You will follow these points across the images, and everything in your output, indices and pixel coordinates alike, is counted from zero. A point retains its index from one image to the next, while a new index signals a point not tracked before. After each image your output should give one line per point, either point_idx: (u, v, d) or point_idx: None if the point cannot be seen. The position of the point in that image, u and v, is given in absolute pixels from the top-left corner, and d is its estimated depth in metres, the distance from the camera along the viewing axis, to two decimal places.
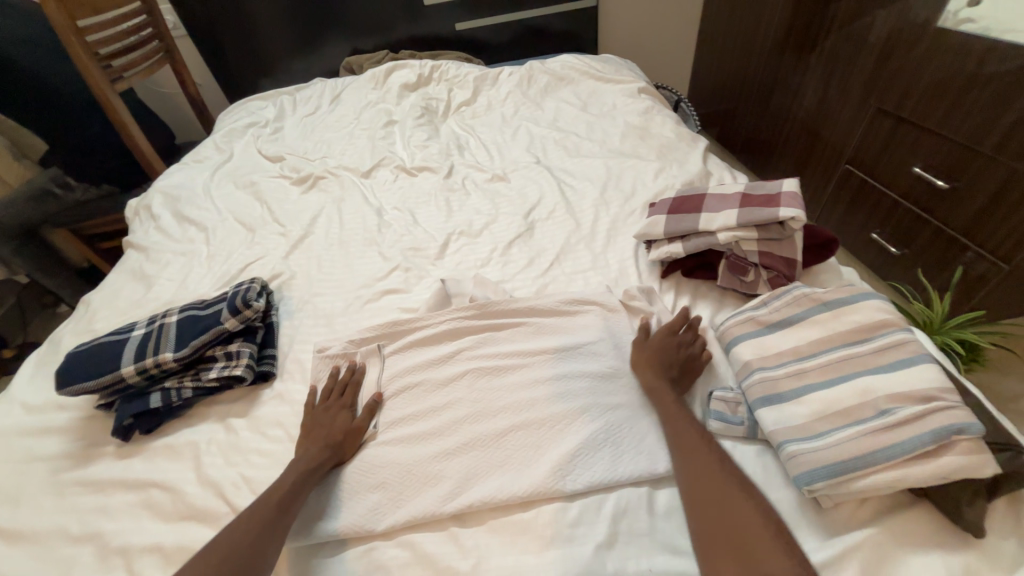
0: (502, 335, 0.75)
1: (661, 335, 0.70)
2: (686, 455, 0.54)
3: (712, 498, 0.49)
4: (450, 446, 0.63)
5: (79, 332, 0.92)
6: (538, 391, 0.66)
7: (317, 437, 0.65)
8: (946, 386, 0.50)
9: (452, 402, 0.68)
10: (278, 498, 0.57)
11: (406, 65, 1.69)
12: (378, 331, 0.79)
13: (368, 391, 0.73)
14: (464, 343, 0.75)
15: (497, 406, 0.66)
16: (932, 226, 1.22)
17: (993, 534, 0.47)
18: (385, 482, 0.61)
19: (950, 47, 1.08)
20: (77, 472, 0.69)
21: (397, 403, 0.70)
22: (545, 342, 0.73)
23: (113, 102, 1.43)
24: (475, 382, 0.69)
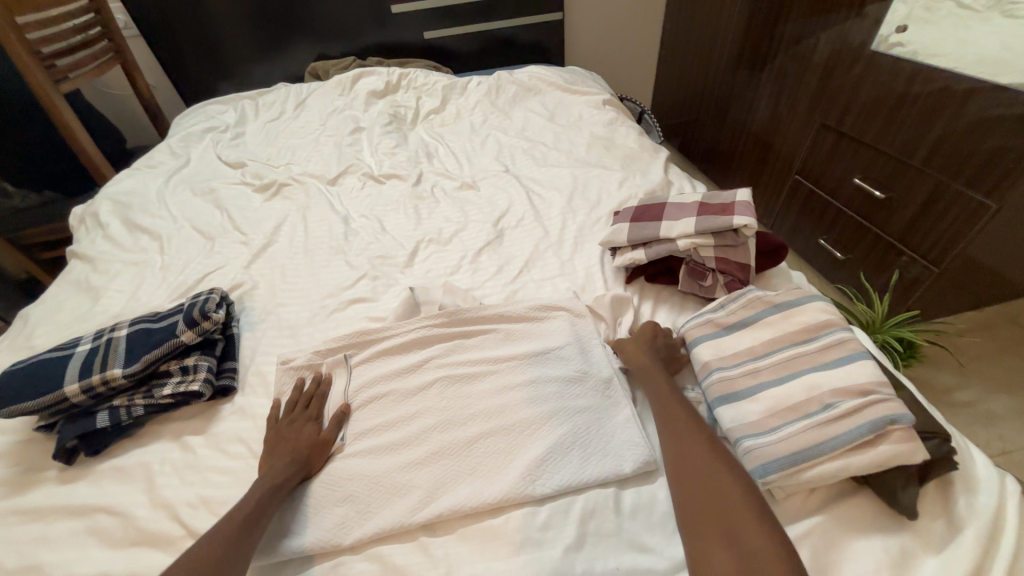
0: (471, 342, 0.76)
1: (638, 336, 0.72)
2: (677, 437, 0.57)
3: (700, 478, 0.51)
4: (419, 455, 0.62)
5: (16, 349, 0.86)
6: (507, 398, 0.67)
7: (283, 452, 0.63)
8: (881, 380, 0.54)
9: (421, 411, 0.67)
10: (241, 515, 0.55)
11: (374, 73, 1.68)
12: (345, 340, 0.78)
13: (333, 403, 0.71)
14: (433, 351, 0.75)
15: (467, 414, 0.66)
16: (872, 232, 1.31)
17: (925, 516, 0.51)
18: (353, 494, 0.60)
19: (882, 68, 1.18)
20: (13, 500, 0.64)
21: (365, 414, 0.69)
22: (513, 348, 0.74)
23: (57, 104, 1.35)
24: (445, 390, 0.69)
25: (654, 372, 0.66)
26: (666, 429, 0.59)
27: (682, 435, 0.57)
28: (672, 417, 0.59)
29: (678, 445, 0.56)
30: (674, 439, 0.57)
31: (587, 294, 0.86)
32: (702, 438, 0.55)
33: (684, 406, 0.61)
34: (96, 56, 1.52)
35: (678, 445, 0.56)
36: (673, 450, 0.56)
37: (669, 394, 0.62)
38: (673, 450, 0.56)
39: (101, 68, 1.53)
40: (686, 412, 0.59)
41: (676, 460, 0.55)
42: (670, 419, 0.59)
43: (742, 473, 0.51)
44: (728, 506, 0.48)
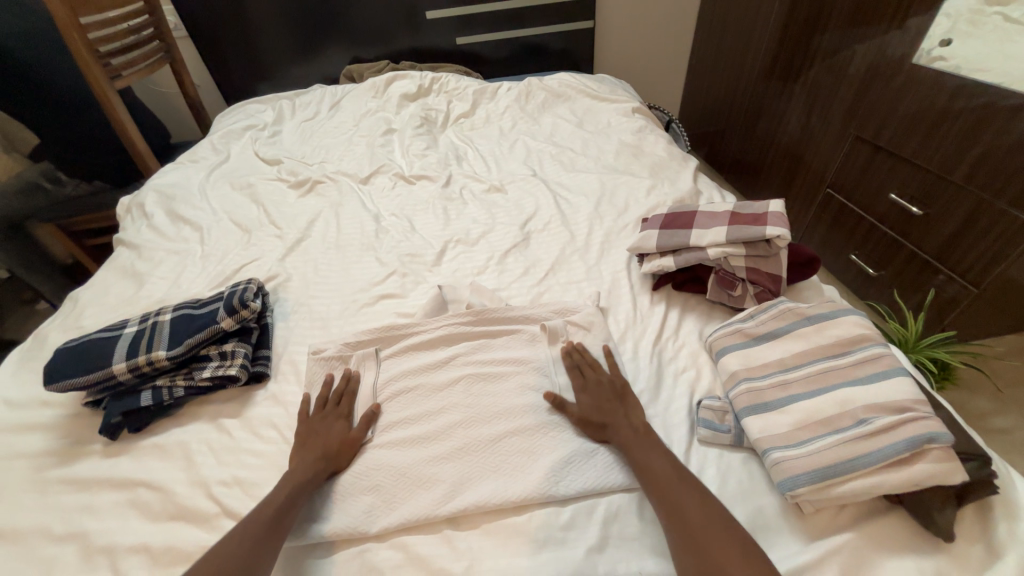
0: (498, 342, 0.77)
1: (587, 400, 0.66)
2: (645, 467, 0.57)
3: (690, 529, 0.50)
4: (445, 449, 0.64)
5: (67, 329, 0.91)
6: (531, 398, 0.68)
7: (311, 448, 0.65)
8: (919, 398, 0.53)
9: (447, 407, 0.69)
10: (278, 504, 0.57)
11: (407, 76, 1.72)
12: (374, 335, 0.80)
13: (362, 397, 0.72)
14: (460, 348, 0.76)
15: (492, 412, 0.67)
16: (907, 249, 1.28)
17: (962, 540, 0.49)
18: (379, 485, 0.61)
19: (925, 82, 1.15)
20: (61, 470, 0.67)
21: (393, 407, 0.71)
22: (539, 351, 0.75)
23: (112, 99, 1.43)
24: (472, 388, 0.71)
25: (622, 423, 0.63)
26: (643, 476, 0.57)
27: (660, 481, 0.55)
28: (648, 461, 0.57)
29: (661, 491, 0.54)
30: (656, 485, 0.55)
31: (612, 299, 0.86)
32: (683, 484, 0.54)
33: (650, 446, 0.59)
34: (148, 56, 1.60)
35: (661, 492, 0.54)
36: (639, 468, 0.57)
37: (627, 431, 0.61)
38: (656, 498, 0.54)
39: (151, 66, 1.61)
40: (662, 456, 0.58)
41: (661, 507, 0.53)
42: (646, 465, 0.57)
43: (727, 520, 0.50)
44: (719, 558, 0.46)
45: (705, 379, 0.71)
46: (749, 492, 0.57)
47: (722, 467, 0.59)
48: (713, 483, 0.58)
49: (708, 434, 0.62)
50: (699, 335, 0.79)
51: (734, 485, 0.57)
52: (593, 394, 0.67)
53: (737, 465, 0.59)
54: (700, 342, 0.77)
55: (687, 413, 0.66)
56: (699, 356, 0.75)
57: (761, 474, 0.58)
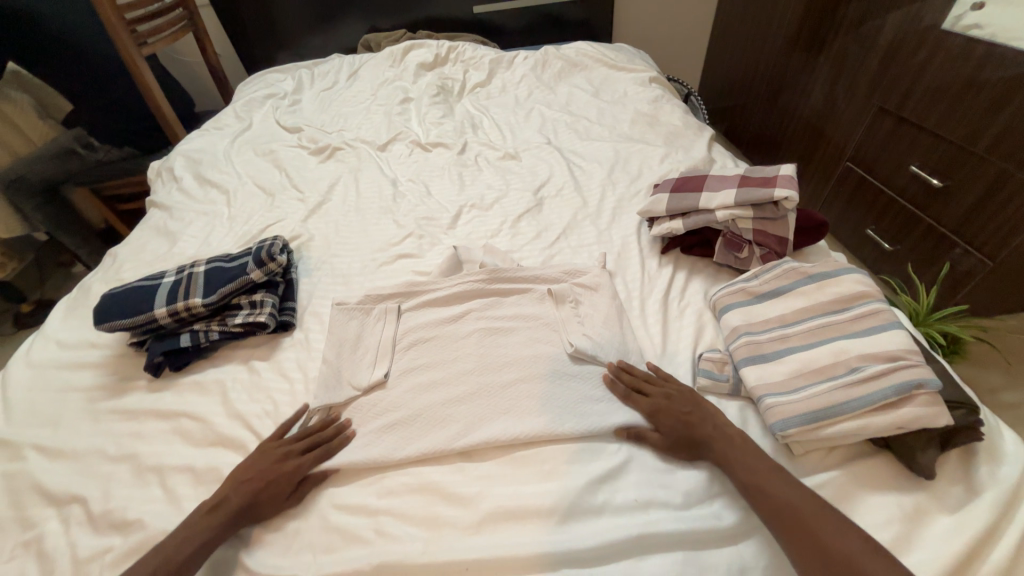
0: (508, 301, 0.81)
1: (668, 417, 0.61)
2: (765, 490, 0.51)
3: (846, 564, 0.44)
4: (456, 394, 0.68)
5: (109, 281, 0.97)
6: (541, 350, 0.72)
7: (240, 493, 0.58)
8: (911, 348, 0.55)
9: (460, 356, 0.73)
10: (189, 547, 0.53)
11: (424, 45, 1.73)
12: (394, 290, 0.84)
13: (383, 344, 0.77)
14: (473, 304, 0.80)
15: (503, 361, 0.71)
16: (925, 223, 1.26)
17: (943, 480, 0.52)
18: (398, 420, 0.66)
19: (953, 50, 1.12)
20: (112, 402, 0.74)
21: (410, 354, 0.75)
22: (549, 308, 0.78)
23: (141, 67, 1.47)
24: (485, 339, 0.75)
25: (715, 440, 0.58)
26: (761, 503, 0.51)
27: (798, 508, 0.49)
28: (765, 484, 0.52)
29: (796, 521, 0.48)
30: (779, 515, 0.49)
31: (621, 261, 0.89)
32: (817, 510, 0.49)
33: (757, 459, 0.55)
34: (172, 23, 1.63)
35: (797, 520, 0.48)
36: (758, 491, 0.52)
37: (730, 449, 0.56)
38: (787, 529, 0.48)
39: (175, 34, 1.64)
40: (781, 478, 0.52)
41: (797, 545, 0.47)
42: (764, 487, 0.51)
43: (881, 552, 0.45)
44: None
45: (707, 336, 0.74)
46: None
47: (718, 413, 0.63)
48: None
49: (708, 383, 0.65)
50: (704, 295, 0.81)
51: None
52: (675, 408, 0.62)
53: (733, 411, 0.63)
54: (705, 302, 0.79)
55: (689, 365, 0.70)
56: (703, 314, 0.77)
57: (755, 419, 0.62)
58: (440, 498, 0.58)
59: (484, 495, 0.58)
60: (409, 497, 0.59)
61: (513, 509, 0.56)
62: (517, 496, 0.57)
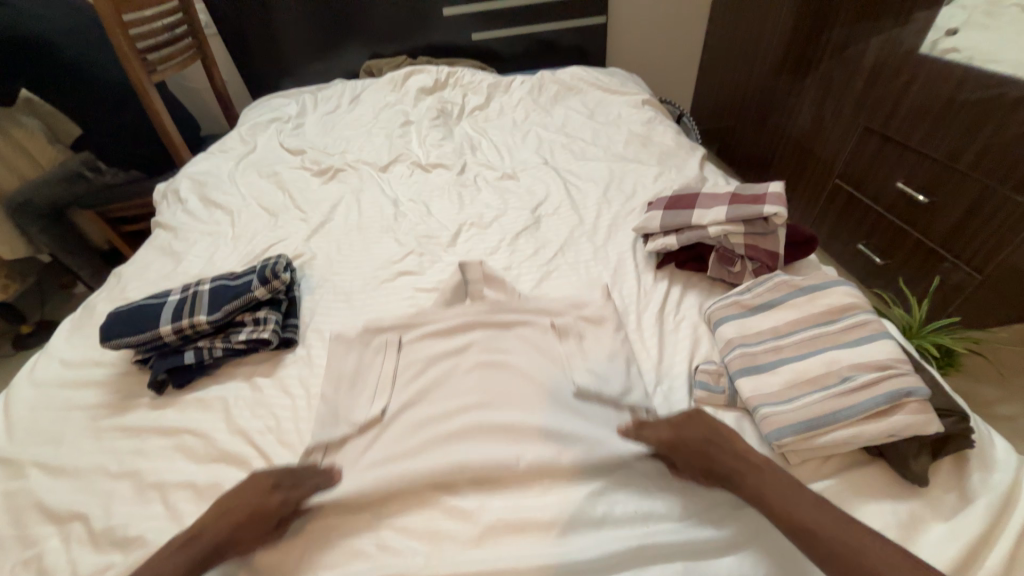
0: (512, 334, 0.79)
1: (685, 455, 0.59)
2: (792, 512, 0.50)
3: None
4: (455, 429, 0.64)
5: (113, 300, 0.99)
6: (545, 382, 0.70)
7: (217, 530, 0.55)
8: (900, 357, 0.57)
9: (464, 392, 0.70)
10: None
11: (424, 71, 1.79)
12: (395, 322, 0.82)
13: (383, 378, 0.75)
14: (476, 337, 0.78)
15: (506, 395, 0.69)
16: (914, 238, 1.29)
17: (937, 488, 0.53)
18: (396, 457, 0.62)
19: (933, 72, 1.17)
20: (114, 420, 0.75)
21: (411, 389, 0.72)
22: (550, 340, 0.76)
23: (150, 93, 1.51)
24: (485, 375, 0.73)
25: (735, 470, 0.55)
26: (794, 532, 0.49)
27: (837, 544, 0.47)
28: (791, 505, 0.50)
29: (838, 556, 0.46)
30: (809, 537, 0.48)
31: (618, 277, 0.91)
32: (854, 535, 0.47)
33: (780, 482, 0.53)
34: (182, 51, 1.69)
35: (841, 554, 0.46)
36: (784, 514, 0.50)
37: (753, 478, 0.54)
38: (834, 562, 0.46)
39: (184, 62, 1.70)
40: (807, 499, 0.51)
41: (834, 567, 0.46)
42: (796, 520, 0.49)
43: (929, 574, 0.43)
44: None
45: (703, 348, 0.75)
46: None
47: None
48: None
49: (704, 394, 0.67)
50: (699, 309, 0.83)
51: None
52: (684, 437, 0.59)
53: (730, 422, 0.64)
54: (700, 315, 0.81)
55: (686, 377, 0.71)
56: (699, 327, 0.79)
57: (752, 430, 0.63)
58: (440, 511, 0.59)
59: (484, 509, 0.58)
60: (411, 511, 0.59)
61: (513, 521, 0.56)
62: (514, 512, 0.57)
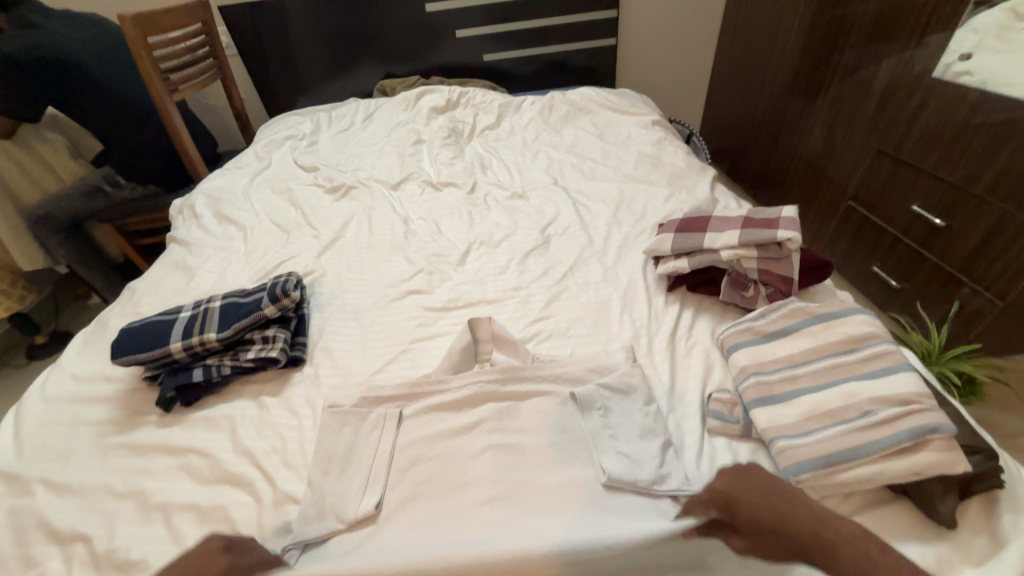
0: (526, 408, 0.66)
1: (749, 532, 0.44)
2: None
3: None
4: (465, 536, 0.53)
5: (127, 314, 1.00)
6: (571, 475, 0.58)
7: None
8: (922, 391, 0.55)
9: (471, 483, 0.58)
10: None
11: (436, 91, 1.82)
12: (397, 391, 0.71)
13: (378, 461, 0.63)
14: (485, 412, 0.66)
15: (524, 489, 0.57)
16: (931, 262, 1.27)
17: (966, 531, 0.51)
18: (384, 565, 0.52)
19: (945, 96, 1.16)
20: (121, 437, 0.75)
21: (412, 477, 0.61)
22: (570, 418, 0.64)
23: (172, 112, 1.56)
24: (498, 462, 0.60)
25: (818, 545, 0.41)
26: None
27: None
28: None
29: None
30: None
31: (628, 299, 0.90)
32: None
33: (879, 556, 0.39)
34: (202, 71, 1.74)
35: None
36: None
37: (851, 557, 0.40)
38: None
39: (205, 81, 1.75)
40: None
41: None
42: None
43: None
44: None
45: (716, 375, 0.74)
46: None
47: (731, 457, 0.62)
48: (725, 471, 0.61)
49: (718, 424, 0.65)
50: (711, 333, 0.81)
51: None
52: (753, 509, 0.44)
53: (745, 454, 0.62)
54: (712, 340, 0.80)
55: (698, 405, 0.69)
56: (711, 353, 0.77)
57: (768, 464, 0.60)
58: None
59: None
60: None
61: None
62: None
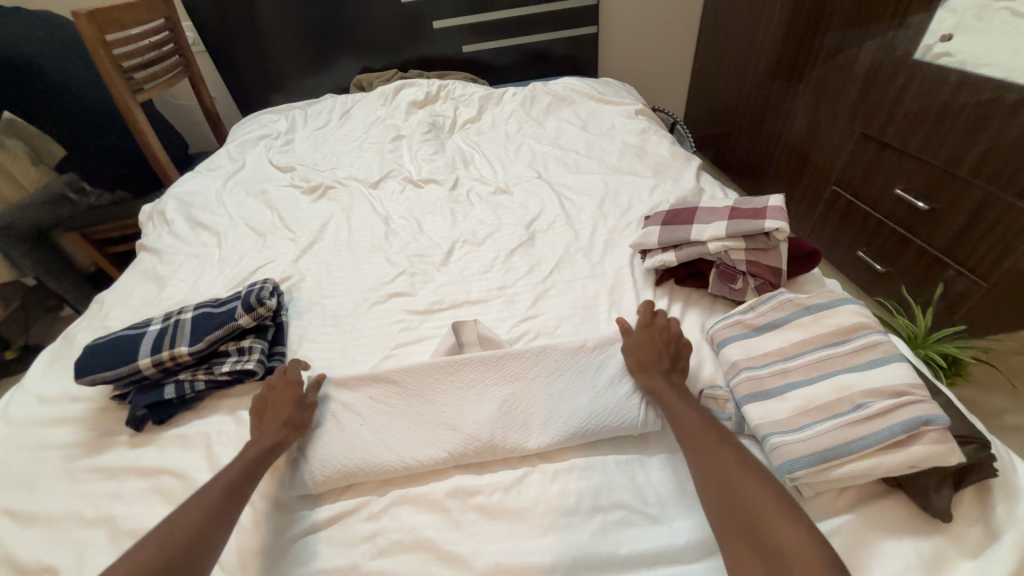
0: (513, 363, 0.70)
1: (645, 348, 0.68)
2: (684, 428, 0.57)
3: (744, 498, 0.47)
4: (449, 419, 0.65)
5: (94, 329, 0.95)
6: (525, 403, 0.66)
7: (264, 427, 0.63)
8: (915, 382, 0.54)
9: (459, 390, 0.68)
10: (198, 522, 0.51)
11: (414, 84, 1.77)
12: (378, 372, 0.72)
13: (375, 422, 0.66)
14: (470, 366, 0.70)
15: (482, 398, 0.67)
16: (915, 245, 1.28)
17: (962, 522, 0.50)
18: (394, 431, 0.65)
19: (928, 77, 1.16)
20: (91, 460, 0.71)
21: (411, 418, 0.66)
22: (555, 366, 0.70)
23: (136, 114, 1.49)
24: (472, 399, 0.67)
25: (657, 374, 0.64)
26: (676, 426, 0.58)
27: (726, 476, 0.50)
28: (684, 416, 0.58)
29: (702, 457, 0.53)
30: (689, 438, 0.56)
31: (616, 294, 0.88)
32: (725, 445, 0.53)
33: (687, 402, 0.60)
34: (169, 70, 1.67)
35: (725, 490, 0.49)
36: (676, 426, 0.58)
37: (676, 400, 0.60)
38: (693, 455, 0.54)
39: (171, 80, 1.68)
40: (699, 415, 0.58)
41: (699, 461, 0.53)
42: (682, 417, 0.58)
43: (779, 489, 0.48)
44: (779, 542, 0.43)
45: (707, 370, 0.72)
46: None
47: None
48: None
49: None
50: (701, 328, 0.80)
51: None
52: (643, 337, 0.69)
53: None
54: (702, 335, 0.78)
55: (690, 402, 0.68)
56: (702, 348, 0.76)
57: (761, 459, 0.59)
58: (434, 557, 0.55)
59: (480, 553, 0.54)
60: (403, 557, 0.55)
61: (512, 567, 0.52)
62: (516, 555, 0.54)
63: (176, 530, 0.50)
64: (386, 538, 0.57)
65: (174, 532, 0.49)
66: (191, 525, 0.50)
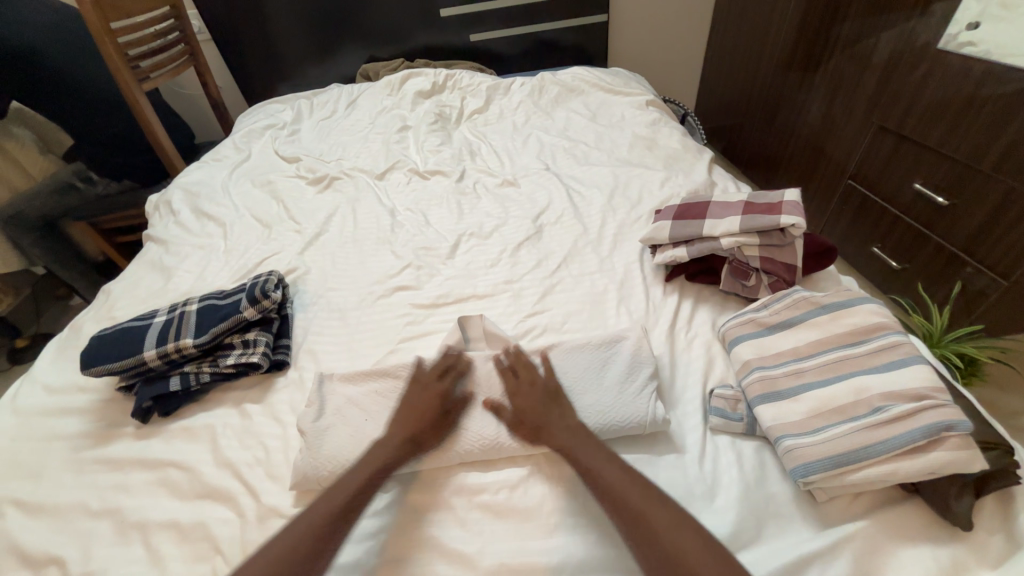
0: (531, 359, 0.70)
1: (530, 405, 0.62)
2: (603, 482, 0.53)
3: (682, 563, 0.45)
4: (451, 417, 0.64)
5: (101, 319, 0.95)
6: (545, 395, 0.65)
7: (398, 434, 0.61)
8: (936, 385, 0.52)
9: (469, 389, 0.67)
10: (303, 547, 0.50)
11: (421, 74, 1.75)
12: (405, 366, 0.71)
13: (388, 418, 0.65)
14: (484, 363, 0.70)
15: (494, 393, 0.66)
16: (933, 242, 1.24)
17: (982, 530, 0.48)
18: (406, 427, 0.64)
19: (950, 67, 1.12)
20: (97, 451, 0.71)
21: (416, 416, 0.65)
22: (571, 361, 0.69)
23: (142, 103, 1.48)
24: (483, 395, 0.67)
25: (560, 427, 0.59)
26: (594, 486, 0.53)
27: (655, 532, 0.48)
28: (599, 470, 0.54)
29: (628, 514, 0.50)
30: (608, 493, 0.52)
31: (625, 290, 0.86)
32: (647, 498, 0.51)
33: (599, 451, 0.56)
34: (174, 58, 1.66)
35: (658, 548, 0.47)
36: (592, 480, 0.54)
37: (585, 452, 0.56)
38: (619, 513, 0.50)
39: (177, 69, 1.67)
40: (614, 465, 0.54)
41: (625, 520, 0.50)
42: (598, 476, 0.53)
43: (705, 535, 0.48)
44: None
45: (717, 369, 0.71)
46: (760, 481, 0.56)
47: (733, 454, 0.59)
48: (730, 468, 0.58)
49: (719, 422, 0.62)
50: (712, 326, 0.78)
51: (750, 472, 0.57)
52: (527, 395, 0.63)
53: (749, 452, 0.59)
54: (714, 333, 0.76)
55: (700, 402, 0.66)
56: (713, 346, 0.74)
57: (773, 461, 0.58)
58: (438, 555, 0.54)
59: (485, 553, 0.54)
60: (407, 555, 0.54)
61: (516, 566, 0.52)
62: (521, 555, 0.53)
63: (290, 547, 0.50)
64: (392, 535, 0.56)
65: (288, 548, 0.50)
66: (302, 539, 0.51)
